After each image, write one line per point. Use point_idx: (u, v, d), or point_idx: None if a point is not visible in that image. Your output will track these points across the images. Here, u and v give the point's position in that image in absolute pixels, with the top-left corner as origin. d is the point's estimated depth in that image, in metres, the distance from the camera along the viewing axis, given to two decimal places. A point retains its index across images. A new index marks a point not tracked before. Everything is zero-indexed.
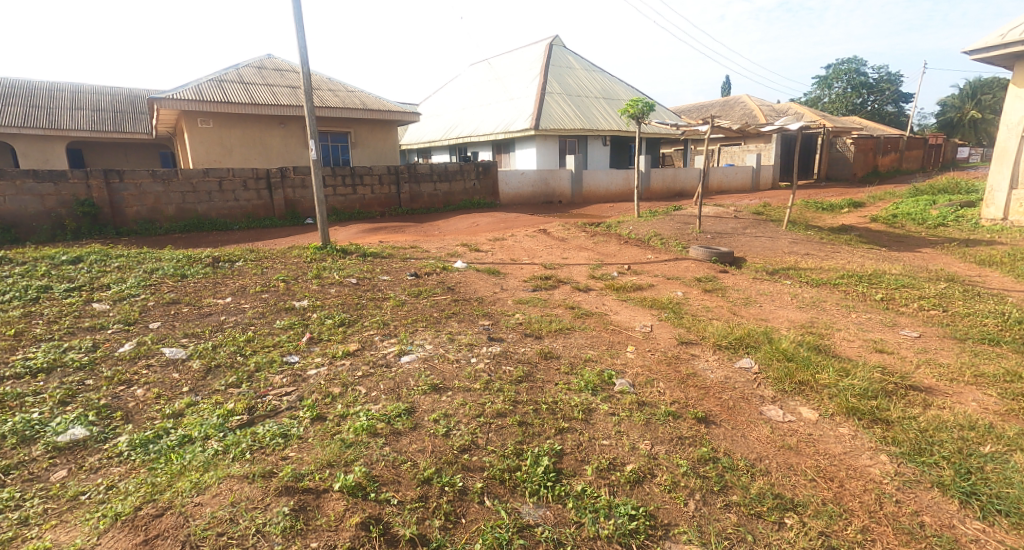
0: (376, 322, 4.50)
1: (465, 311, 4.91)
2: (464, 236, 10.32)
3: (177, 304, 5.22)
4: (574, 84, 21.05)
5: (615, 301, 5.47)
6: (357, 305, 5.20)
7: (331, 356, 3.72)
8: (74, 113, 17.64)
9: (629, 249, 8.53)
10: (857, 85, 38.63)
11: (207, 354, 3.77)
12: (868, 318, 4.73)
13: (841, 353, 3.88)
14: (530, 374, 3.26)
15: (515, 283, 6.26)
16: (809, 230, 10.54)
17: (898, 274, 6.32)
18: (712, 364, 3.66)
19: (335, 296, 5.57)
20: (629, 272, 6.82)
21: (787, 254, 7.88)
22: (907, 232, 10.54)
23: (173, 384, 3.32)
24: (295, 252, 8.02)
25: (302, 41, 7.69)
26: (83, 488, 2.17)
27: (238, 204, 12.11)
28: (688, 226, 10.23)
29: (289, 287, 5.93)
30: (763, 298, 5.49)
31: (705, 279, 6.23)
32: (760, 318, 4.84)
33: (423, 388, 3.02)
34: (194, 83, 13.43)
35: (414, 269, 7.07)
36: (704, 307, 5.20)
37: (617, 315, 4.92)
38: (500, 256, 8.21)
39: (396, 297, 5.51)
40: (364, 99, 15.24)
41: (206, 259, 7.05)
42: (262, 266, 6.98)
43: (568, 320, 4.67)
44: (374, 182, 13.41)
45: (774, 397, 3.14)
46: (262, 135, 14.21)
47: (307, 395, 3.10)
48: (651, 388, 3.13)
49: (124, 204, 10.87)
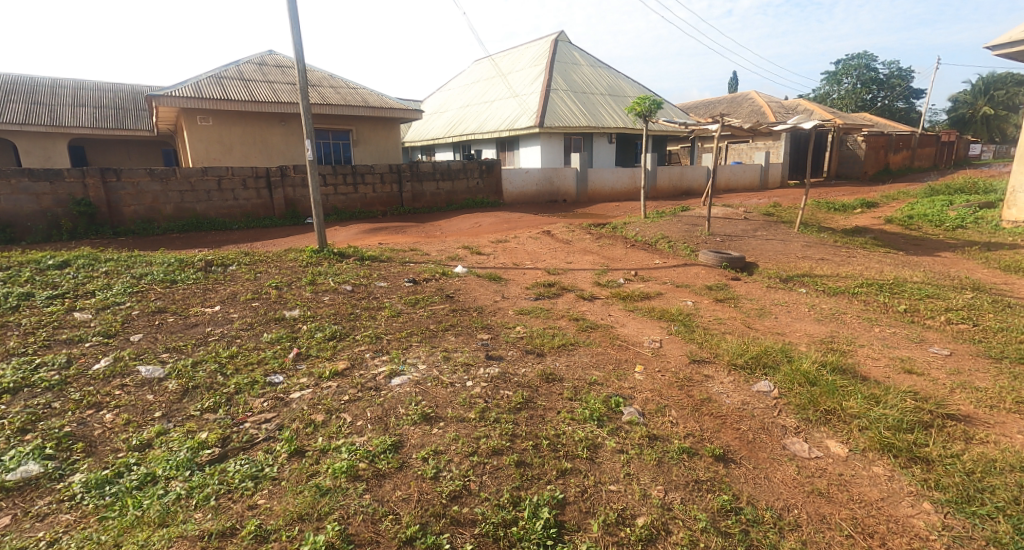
0: (368, 336, 4.25)
1: (464, 324, 4.66)
2: (467, 238, 10.07)
3: (163, 313, 4.98)
4: (580, 81, 20.69)
5: (622, 311, 5.21)
6: (350, 316, 4.95)
7: (318, 377, 3.47)
8: (75, 110, 17.43)
9: (636, 252, 8.26)
10: (867, 81, 38.00)
11: (186, 372, 3.52)
12: (892, 332, 4.43)
13: (868, 374, 3.59)
14: (530, 400, 3.01)
15: (517, 291, 6.00)
16: (821, 232, 10.21)
17: (921, 283, 6.01)
18: (728, 387, 3.38)
19: (328, 305, 5.32)
20: (637, 278, 6.55)
21: (801, 259, 7.58)
22: (923, 234, 10.22)
23: (146, 408, 3.08)
24: (291, 256, 7.79)
25: (299, 37, 7.42)
26: (21, 545, 1.95)
27: (237, 203, 11.89)
28: (696, 227, 9.94)
29: (281, 295, 5.69)
30: (778, 308, 5.20)
31: (717, 287, 5.95)
32: (776, 332, 4.55)
33: (413, 417, 2.77)
34: (193, 79, 13.21)
35: (413, 274, 6.82)
36: (715, 319, 4.92)
37: (624, 328, 4.66)
38: (502, 260, 7.96)
39: (392, 306, 5.26)
40: (365, 96, 14.99)
41: (198, 263, 6.82)
42: (256, 271, 6.75)
43: (572, 334, 4.42)
44: (376, 181, 13.15)
45: (798, 429, 2.86)
46: (263, 133, 13.98)
47: (287, 424, 2.85)
48: (663, 418, 2.86)
49: (121, 203, 10.66)
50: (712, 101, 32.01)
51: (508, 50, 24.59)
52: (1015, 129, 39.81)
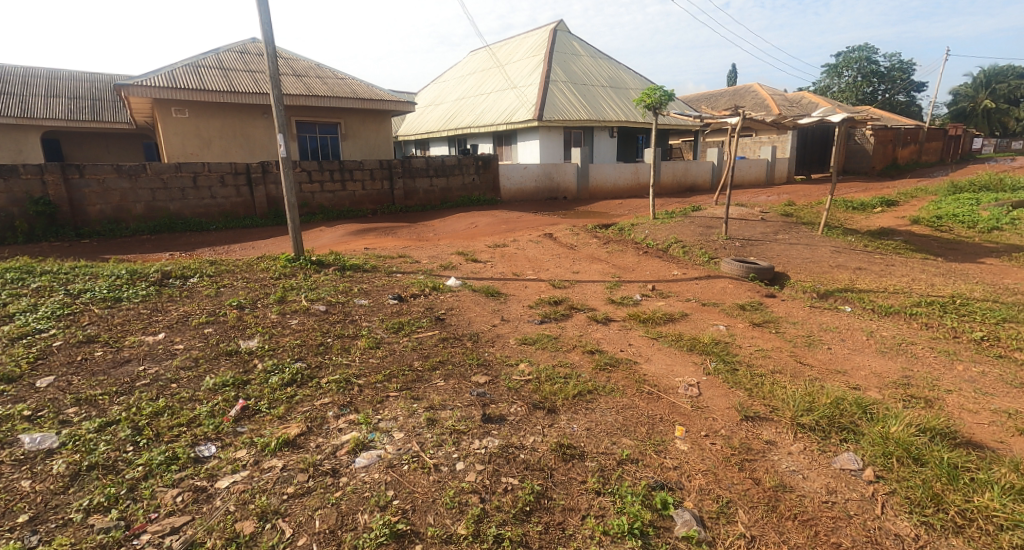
0: (335, 381, 3.42)
1: (456, 362, 3.84)
2: (462, 242, 9.23)
3: (91, 344, 4.10)
4: (580, 72, 19.78)
5: (644, 340, 4.41)
6: (320, 347, 4.14)
7: (262, 450, 2.60)
8: (47, 100, 16.49)
9: (650, 260, 7.42)
10: (868, 74, 37.24)
11: (86, 441, 2.64)
12: (984, 374, 3.59)
13: (976, 438, 2.79)
14: (545, 494, 2.22)
15: (518, 311, 5.18)
16: (847, 235, 9.43)
17: (985, 300, 5.21)
18: (800, 462, 2.56)
19: (294, 332, 4.47)
20: (655, 293, 5.74)
21: (835, 269, 6.78)
22: (956, 237, 9.43)
23: (11, 505, 2.22)
24: (263, 265, 6.94)
25: (269, 16, 6.51)
26: None
27: (215, 202, 10.99)
28: (712, 230, 9.13)
29: (241, 318, 4.82)
30: (831, 337, 4.35)
31: (751, 307, 5.13)
32: (836, 371, 3.73)
33: (378, 536, 1.99)
34: (168, 68, 12.28)
35: (399, 288, 5.97)
36: (757, 350, 4.10)
37: (650, 365, 3.84)
38: (501, 269, 7.13)
39: (371, 334, 4.42)
40: (354, 87, 14.08)
41: (153, 276, 5.96)
42: (220, 285, 5.90)
43: (587, 376, 3.60)
44: (365, 178, 12.26)
45: (921, 541, 2.06)
46: (244, 126, 13.05)
47: (200, 540, 2.01)
48: (729, 531, 2.08)
49: (85, 202, 9.75)
50: (713, 94, 31.31)
51: (507, 39, 23.60)
52: (1017, 123, 39.25)
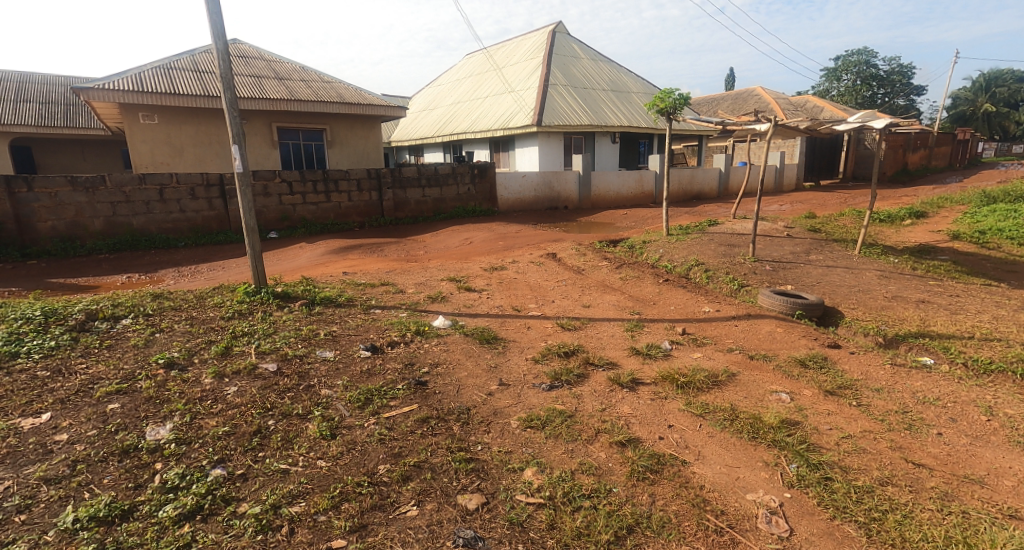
0: (256, 517, 2.33)
1: (437, 465, 2.75)
2: (455, 263, 8.16)
3: None
4: (580, 75, 18.77)
5: (687, 417, 3.32)
6: (253, 437, 3.03)
7: None
8: (15, 107, 15.33)
9: (672, 291, 6.36)
10: (867, 78, 36.50)
11: None
12: None
13: None
14: None
15: (520, 369, 4.10)
16: (887, 253, 8.43)
17: None
18: None
19: (225, 411, 3.35)
20: (689, 340, 4.68)
21: (892, 302, 5.73)
22: (1006, 256, 8.45)
23: None
24: (216, 300, 5.82)
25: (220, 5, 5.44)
26: None
27: (184, 216, 9.86)
28: (735, 248, 8.11)
29: (167, 384, 3.72)
30: (936, 413, 3.30)
31: (814, 363, 4.07)
32: (969, 478, 2.67)
33: None
34: (135, 70, 11.21)
35: (375, 333, 4.86)
36: (845, 439, 3.02)
37: (706, 467, 2.77)
38: (500, 301, 6.07)
39: (327, 414, 3.31)
40: (341, 90, 13.03)
41: (77, 319, 4.84)
42: (158, 330, 4.80)
43: (623, 492, 2.54)
44: (351, 188, 11.19)
45: None
46: (220, 133, 11.97)
47: None
48: None
49: (34, 218, 8.63)
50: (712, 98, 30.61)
51: (503, 43, 22.58)
52: (1016, 127, 38.57)
